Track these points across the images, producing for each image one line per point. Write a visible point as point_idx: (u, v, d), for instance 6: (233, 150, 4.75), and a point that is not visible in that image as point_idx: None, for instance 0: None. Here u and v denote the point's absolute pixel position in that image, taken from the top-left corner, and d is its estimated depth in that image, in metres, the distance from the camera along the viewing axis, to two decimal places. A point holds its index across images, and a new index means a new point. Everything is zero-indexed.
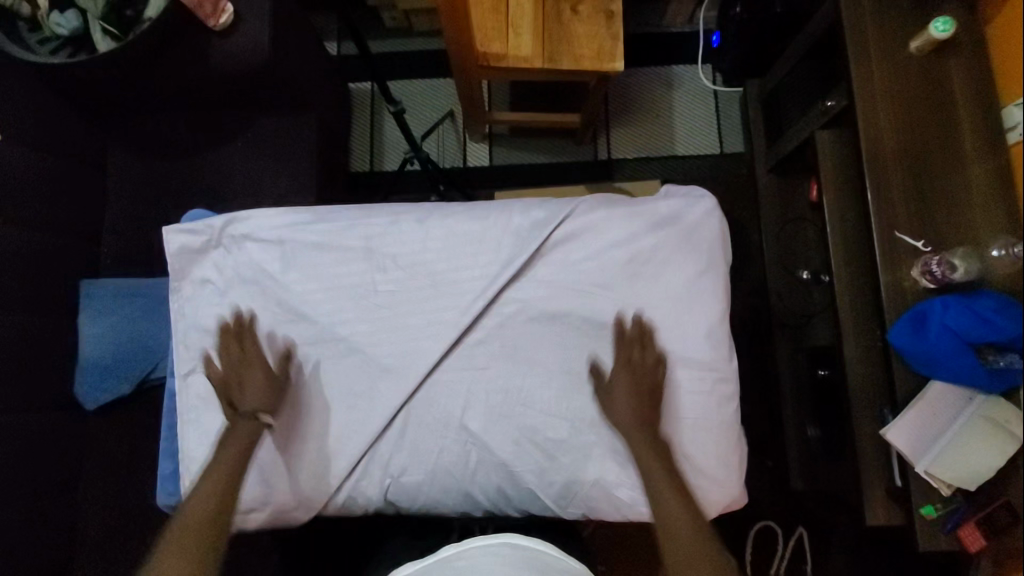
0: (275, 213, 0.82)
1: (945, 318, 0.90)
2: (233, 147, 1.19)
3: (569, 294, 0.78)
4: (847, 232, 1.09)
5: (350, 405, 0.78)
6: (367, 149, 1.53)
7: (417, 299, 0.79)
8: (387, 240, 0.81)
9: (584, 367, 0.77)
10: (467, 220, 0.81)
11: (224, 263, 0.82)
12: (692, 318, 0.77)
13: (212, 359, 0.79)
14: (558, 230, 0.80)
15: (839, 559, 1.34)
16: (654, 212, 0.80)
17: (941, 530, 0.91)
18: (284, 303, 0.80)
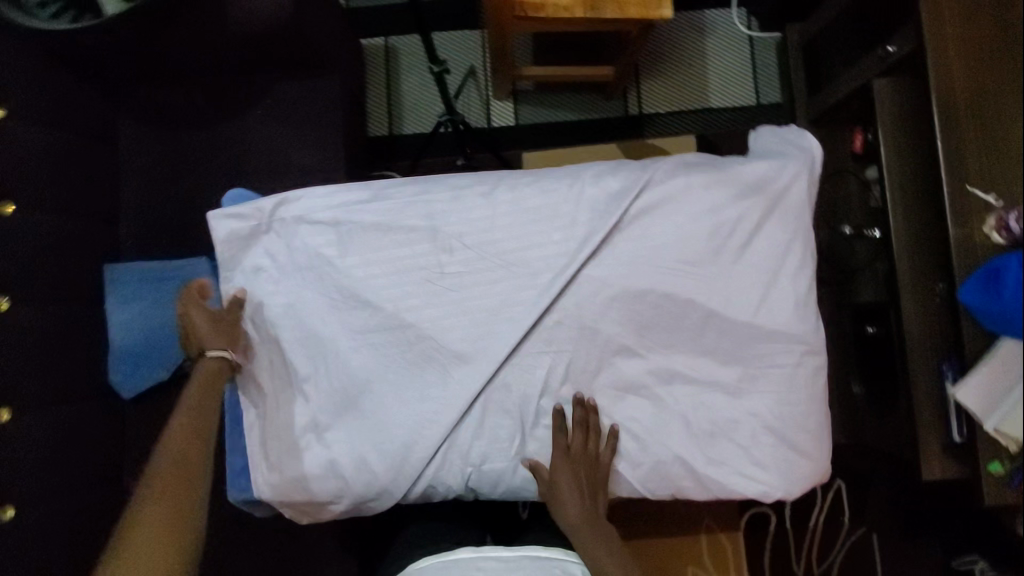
0: (332, 193, 0.78)
1: (1021, 274, 0.86)
2: (255, 115, 1.11)
3: (650, 270, 0.74)
4: (915, 185, 1.05)
5: (423, 396, 0.74)
6: (386, 110, 1.44)
7: (489, 280, 0.75)
8: (452, 219, 0.76)
9: (663, 347, 0.75)
10: (538, 194, 0.77)
11: (280, 248, 0.78)
12: (779, 291, 0.74)
13: (281, 350, 0.77)
14: (636, 201, 0.75)
15: (877, 505, 1.39)
16: (735, 180, 0.76)
17: (1007, 485, 0.91)
18: (346, 289, 0.76)
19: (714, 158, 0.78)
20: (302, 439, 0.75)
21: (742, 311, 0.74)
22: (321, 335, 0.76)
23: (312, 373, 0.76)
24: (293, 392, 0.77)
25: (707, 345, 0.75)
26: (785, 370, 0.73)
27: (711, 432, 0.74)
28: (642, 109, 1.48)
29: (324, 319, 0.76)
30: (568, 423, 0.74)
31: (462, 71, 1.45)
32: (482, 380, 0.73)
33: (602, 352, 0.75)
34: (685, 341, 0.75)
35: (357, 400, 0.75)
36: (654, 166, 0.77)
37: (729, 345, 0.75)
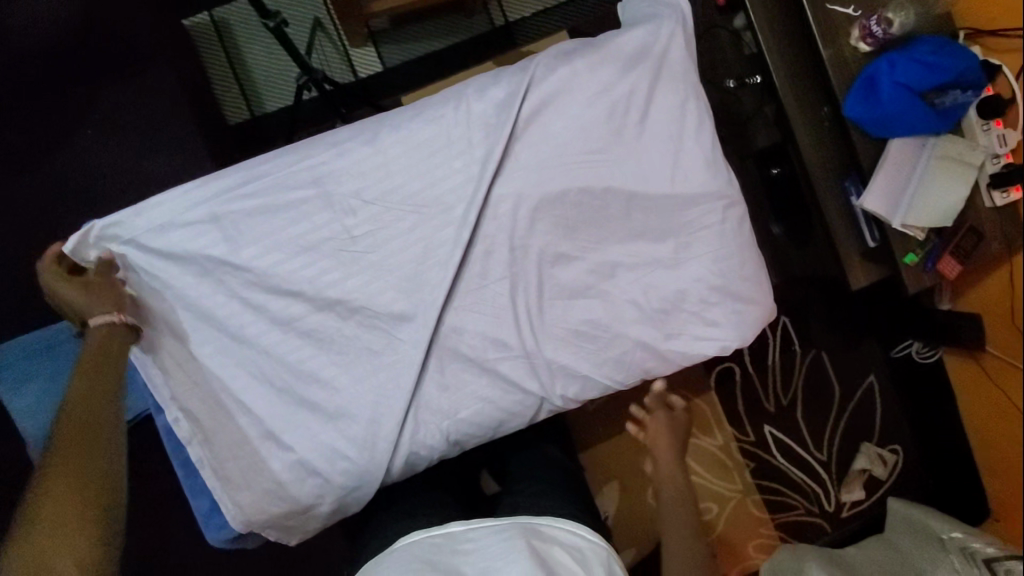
0: (195, 186, 0.69)
1: (894, 75, 0.93)
2: (87, 136, 0.97)
3: (560, 170, 0.72)
4: (780, 17, 1.06)
5: (376, 366, 0.71)
6: (239, 92, 1.31)
7: (403, 230, 0.71)
8: (343, 177, 0.70)
9: (596, 241, 0.75)
10: (425, 124, 0.71)
11: (156, 264, 0.69)
12: (686, 153, 0.75)
13: (208, 368, 0.71)
14: (527, 102, 0.72)
15: (819, 327, 1.51)
16: (617, 54, 0.74)
17: (924, 269, 0.99)
18: (255, 286, 0.70)
19: (592, 38, 0.75)
20: (264, 449, 0.71)
21: (657, 184, 0.74)
22: (248, 340, 0.70)
23: (251, 382, 0.71)
24: (236, 409, 0.71)
25: (634, 227, 0.75)
26: (711, 228, 0.75)
27: (661, 308, 0.75)
28: (507, 17, 1.41)
29: (244, 323, 0.70)
30: (527, 345, 0.73)
31: (306, 25, 1.32)
32: (431, 331, 0.72)
33: (538, 266, 0.73)
34: (613, 230, 0.75)
35: (309, 393, 0.71)
36: (535, 61, 0.74)
37: (654, 219, 0.75)
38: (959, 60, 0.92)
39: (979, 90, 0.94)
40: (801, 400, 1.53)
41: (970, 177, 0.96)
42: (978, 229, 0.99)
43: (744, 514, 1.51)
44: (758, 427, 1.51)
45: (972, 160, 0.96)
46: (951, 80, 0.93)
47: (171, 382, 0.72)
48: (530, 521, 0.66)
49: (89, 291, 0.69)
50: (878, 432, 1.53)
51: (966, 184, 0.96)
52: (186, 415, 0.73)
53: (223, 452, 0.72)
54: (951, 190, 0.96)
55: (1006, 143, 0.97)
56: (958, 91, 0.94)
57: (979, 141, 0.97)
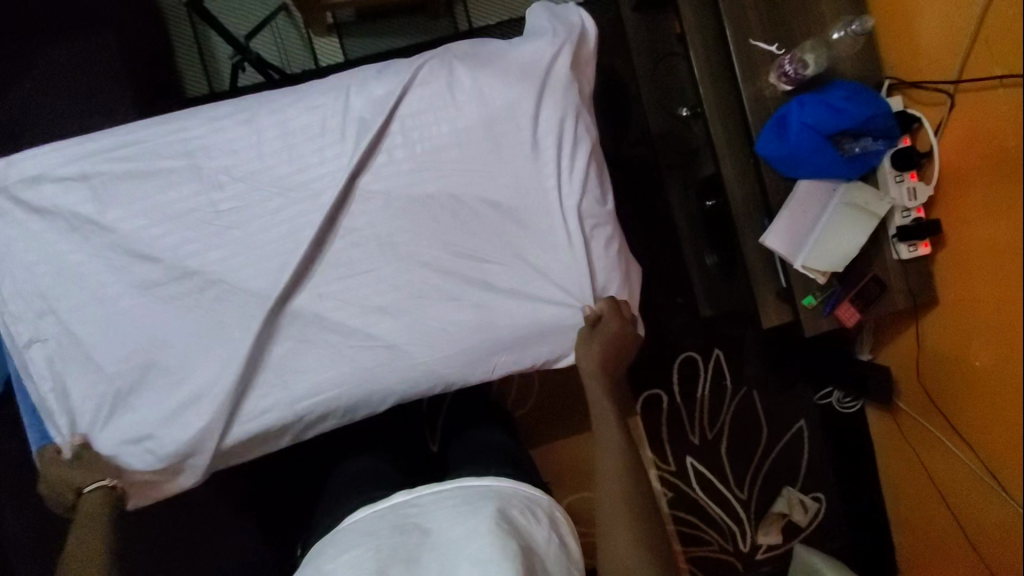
0: (73, 145, 0.73)
1: (803, 115, 0.93)
2: (20, 91, 1.01)
3: (431, 172, 0.74)
4: (710, 49, 1.06)
5: (225, 339, 0.72)
6: (198, 66, 1.34)
7: (267, 209, 0.73)
8: (214, 152, 0.73)
9: (460, 244, 0.75)
10: (304, 111, 0.74)
11: (28, 212, 0.73)
12: (559, 167, 0.75)
13: (63, 319, 0.73)
14: (404, 104, 0.74)
15: (752, 364, 1.50)
16: (501, 64, 0.75)
17: (822, 313, 0.99)
18: (118, 246, 0.72)
19: (481, 47, 0.77)
20: (105, 408, 0.73)
21: (523, 195, 0.75)
22: (103, 297, 0.73)
23: (101, 339, 0.73)
24: (85, 363, 0.73)
25: (499, 235, 0.75)
26: (572, 244, 0.75)
27: (515, 316, 0.75)
28: (472, 23, 1.43)
29: (104, 283, 0.73)
30: (375, 335, 0.74)
31: (270, 9, 1.35)
32: (280, 311, 0.73)
33: (398, 261, 0.74)
34: (475, 234, 0.75)
35: (156, 355, 0.72)
36: (420, 62, 0.75)
37: (518, 228, 0.75)
38: (868, 107, 0.92)
39: (892, 141, 0.95)
40: (727, 436, 1.51)
41: (872, 226, 0.95)
42: (881, 279, 0.99)
43: None
44: (681, 459, 1.50)
45: (877, 210, 0.95)
46: (859, 127, 0.93)
47: (27, 330, 0.74)
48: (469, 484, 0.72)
49: (81, 465, 0.72)
50: (801, 476, 1.51)
51: (866, 232, 0.95)
52: (32, 368, 0.74)
53: (62, 408, 0.73)
54: (851, 237, 0.95)
55: (916, 198, 0.96)
56: (868, 139, 0.94)
57: (889, 192, 0.96)
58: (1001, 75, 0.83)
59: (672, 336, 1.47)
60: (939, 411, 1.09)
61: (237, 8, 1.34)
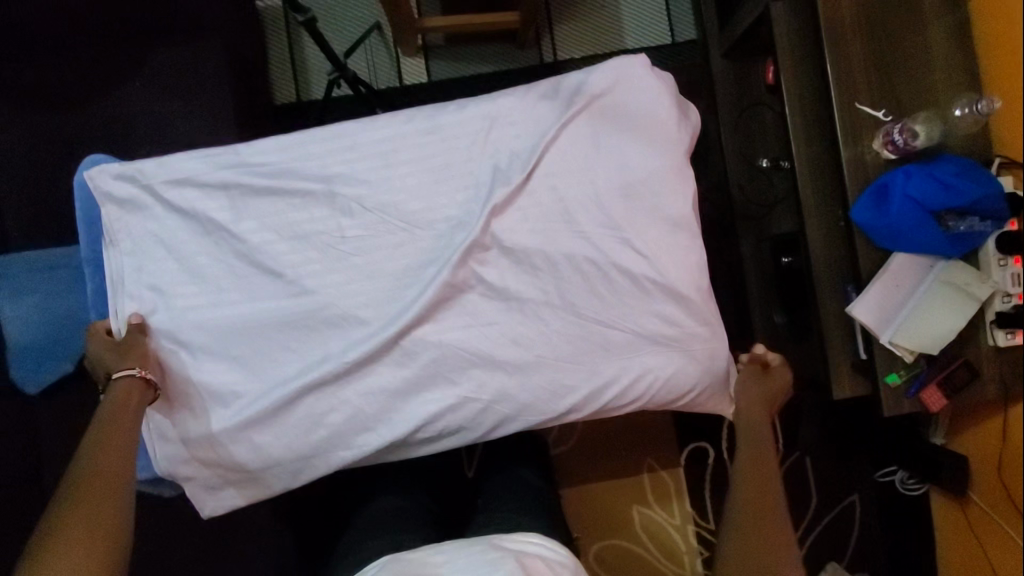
0: (218, 154, 0.77)
1: (908, 187, 0.90)
2: (131, 88, 1.06)
3: (561, 229, 0.72)
4: (809, 113, 1.05)
5: (333, 370, 0.72)
6: (290, 75, 1.39)
7: (389, 242, 0.74)
8: (348, 177, 0.75)
9: (577, 303, 0.73)
10: (436, 145, 0.74)
11: (167, 209, 0.77)
12: (687, 244, 0.73)
13: (181, 318, 0.76)
14: (545, 156, 0.73)
15: (810, 428, 1.44)
16: (651, 131, 0.73)
17: (905, 394, 0.94)
18: (243, 255, 0.76)
19: (628, 105, 0.73)
20: (207, 411, 0.75)
21: (649, 265, 0.72)
22: (222, 302, 0.76)
23: (215, 344, 0.76)
24: (192, 363, 0.76)
25: (617, 299, 0.73)
26: (687, 326, 0.73)
27: (600, 367, 0.73)
28: (557, 56, 1.44)
29: (221, 287, 0.76)
30: (460, 370, 0.73)
31: (366, 27, 1.39)
32: (382, 344, 0.72)
33: (488, 297, 0.73)
34: (587, 293, 0.72)
35: (263, 369, 0.75)
36: (570, 115, 0.72)
37: (638, 296, 0.72)
38: (983, 186, 0.88)
39: (1002, 224, 0.90)
40: None
41: (973, 309, 0.90)
42: (973, 365, 0.93)
43: None
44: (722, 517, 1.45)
45: (977, 292, 0.90)
46: (969, 206, 0.89)
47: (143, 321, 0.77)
48: (496, 537, 0.72)
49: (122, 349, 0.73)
50: (849, 555, 1.43)
51: (964, 315, 0.90)
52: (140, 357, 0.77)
53: (164, 399, 0.76)
54: (949, 318, 0.91)
55: (1020, 284, 0.90)
56: (975, 219, 0.90)
57: (991, 276, 0.91)
58: None
59: None
60: (1019, 512, 1.01)
61: (336, 23, 1.38)
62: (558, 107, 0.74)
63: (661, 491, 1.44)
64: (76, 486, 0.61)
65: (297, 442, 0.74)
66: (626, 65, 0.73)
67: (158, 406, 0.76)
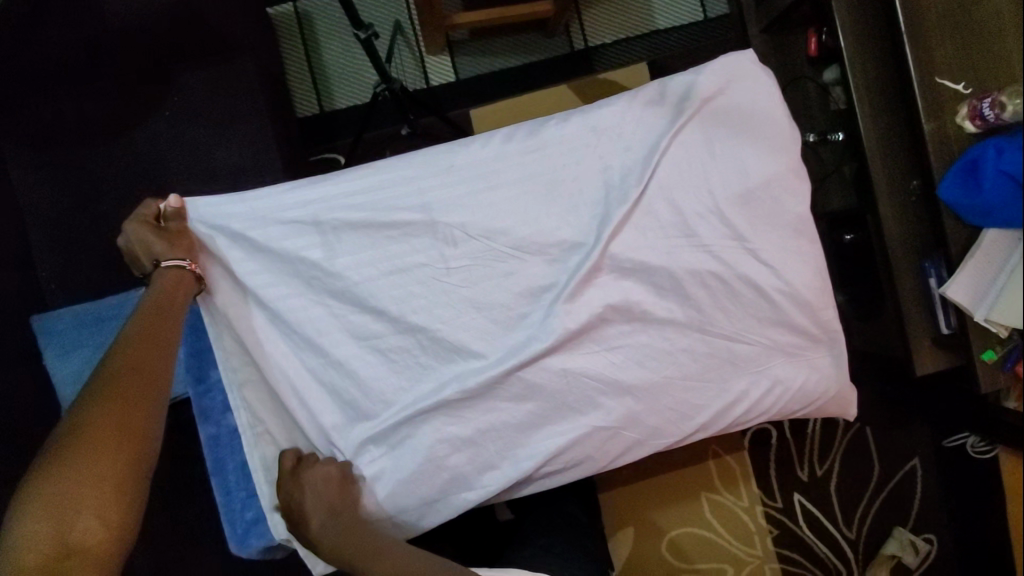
0: (303, 188, 0.72)
1: (1001, 163, 0.84)
2: (161, 117, 0.99)
3: (678, 244, 0.69)
4: (875, 87, 1.02)
5: (453, 413, 0.68)
6: (311, 85, 1.31)
7: (499, 271, 0.70)
8: (448, 204, 0.70)
9: (701, 319, 0.70)
10: (540, 163, 0.70)
11: (248, 255, 0.72)
12: (806, 248, 0.70)
13: (289, 369, 0.72)
14: (658, 168, 0.68)
15: (867, 398, 1.45)
16: (768, 133, 0.69)
17: (1001, 368, 0.94)
18: (341, 294, 0.71)
19: (740, 107, 0.69)
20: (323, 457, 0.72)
21: (774, 274, 0.69)
22: (323, 345, 0.71)
23: (320, 389, 0.72)
24: (301, 411, 0.72)
25: (739, 314, 0.70)
26: (814, 333, 0.71)
27: (729, 382, 0.70)
28: (587, 42, 1.38)
29: (320, 332, 0.71)
30: (588, 399, 0.69)
31: (387, 27, 1.31)
32: (503, 380, 0.68)
33: (607, 320, 0.69)
34: (714, 307, 0.70)
35: (375, 411, 0.71)
36: (684, 121, 0.68)
37: (764, 307, 0.70)
38: None
39: None
40: (837, 472, 1.47)
41: None
42: None
43: None
44: (788, 494, 1.46)
45: None
46: None
47: (245, 370, 0.74)
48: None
49: (164, 234, 0.72)
50: (913, 517, 1.46)
51: None
52: (248, 405, 0.74)
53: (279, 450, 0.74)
54: None
55: None
56: None
57: None
58: None
59: None
60: None
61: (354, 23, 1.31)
62: (666, 114, 0.70)
63: (729, 476, 1.44)
64: (105, 385, 0.62)
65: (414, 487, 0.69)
66: (736, 64, 0.69)
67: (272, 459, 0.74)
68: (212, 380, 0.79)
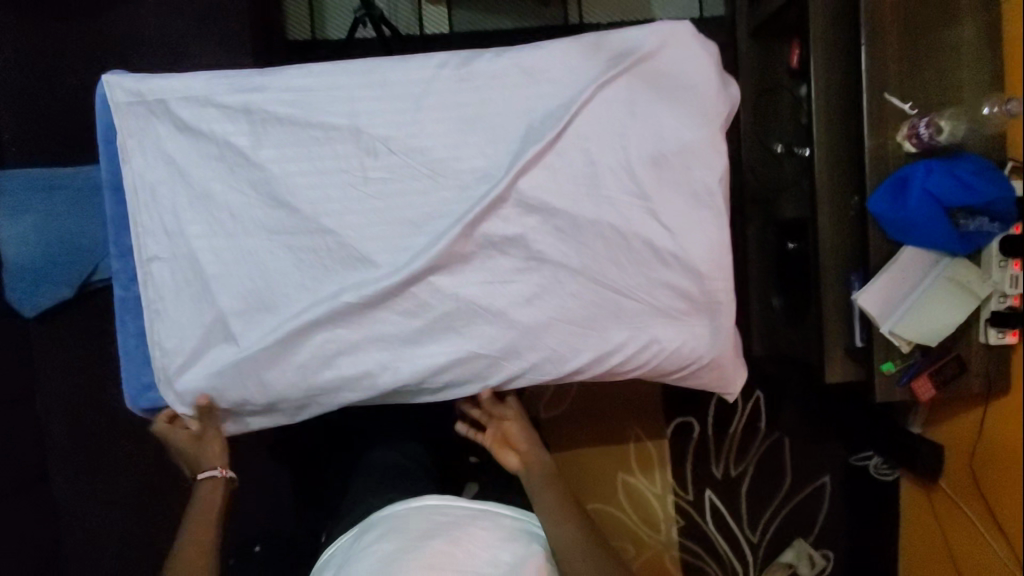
0: (244, 78, 0.75)
1: (928, 182, 0.91)
2: (146, 4, 1.01)
3: (583, 193, 0.72)
4: (831, 97, 1.05)
5: (343, 315, 0.71)
6: (305, 6, 1.32)
7: (413, 188, 0.73)
8: (376, 117, 0.73)
9: (596, 267, 0.73)
10: (470, 93, 0.73)
11: (178, 131, 0.74)
12: (707, 220, 0.74)
13: (199, 247, 0.74)
14: (578, 117, 0.72)
15: (792, 411, 1.49)
16: (690, 104, 0.73)
17: (897, 382, 0.98)
18: (261, 184, 0.73)
19: (670, 75, 0.73)
20: (214, 339, 0.74)
21: (669, 238, 0.73)
22: (234, 230, 0.74)
23: (220, 271, 0.73)
24: (201, 290, 0.74)
25: (634, 272, 0.74)
26: (697, 302, 0.75)
27: (610, 332, 0.74)
28: (582, 18, 1.41)
29: (235, 217, 0.74)
30: (474, 322, 0.73)
31: None
32: (397, 290, 0.71)
33: (504, 252, 0.73)
34: (608, 259, 0.73)
35: (274, 302, 0.73)
36: (612, 76, 0.72)
37: (657, 267, 0.74)
38: (999, 189, 0.89)
39: (1008, 226, 0.92)
40: (751, 475, 1.51)
41: (971, 307, 0.94)
42: (962, 358, 0.98)
43: (659, 569, 1.48)
44: (700, 489, 1.50)
45: (978, 291, 0.93)
46: (983, 205, 0.90)
47: (156, 243, 0.74)
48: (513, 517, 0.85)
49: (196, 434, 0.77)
50: (815, 532, 1.51)
51: (964, 312, 0.94)
52: (148, 279, 0.75)
53: (169, 328, 0.74)
54: (947, 313, 0.94)
55: (1018, 285, 0.93)
56: (985, 218, 0.92)
57: (991, 276, 0.94)
58: None
59: None
60: (986, 502, 1.09)
61: None
62: (599, 67, 0.73)
63: (645, 459, 1.49)
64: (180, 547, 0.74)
65: (295, 379, 0.72)
66: (670, 34, 0.73)
67: (159, 337, 0.74)
68: (125, 247, 0.78)
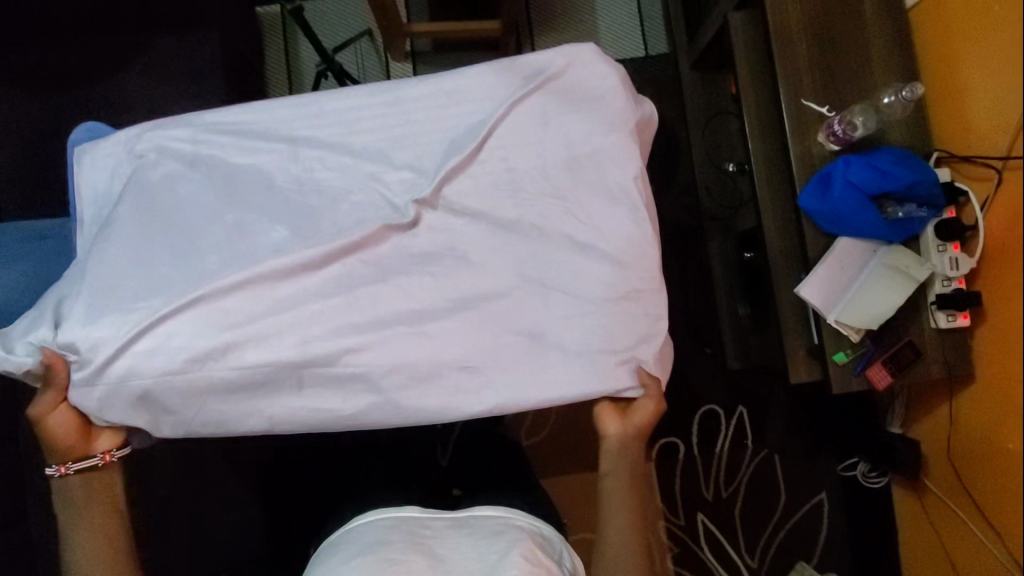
0: (192, 119, 0.85)
1: (848, 174, 0.96)
2: (130, 74, 1.14)
3: (505, 194, 0.80)
4: (762, 110, 1.10)
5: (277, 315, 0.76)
6: (284, 76, 1.47)
7: (344, 199, 0.80)
8: (313, 142, 0.82)
9: (524, 261, 0.79)
10: (397, 116, 0.82)
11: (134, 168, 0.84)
12: (623, 212, 0.80)
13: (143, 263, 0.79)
14: (495, 129, 0.80)
15: (777, 427, 1.46)
16: (600, 111, 0.82)
17: (852, 372, 0.99)
18: (209, 206, 0.82)
19: (575, 87, 0.82)
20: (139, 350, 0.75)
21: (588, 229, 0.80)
22: (163, 229, 0.80)
23: (139, 258, 0.78)
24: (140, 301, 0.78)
25: (560, 266, 0.79)
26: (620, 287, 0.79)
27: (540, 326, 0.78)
28: None
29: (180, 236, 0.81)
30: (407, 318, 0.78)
31: (357, 33, 1.48)
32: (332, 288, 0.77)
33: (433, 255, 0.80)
34: (532, 256, 0.80)
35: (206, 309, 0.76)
36: (521, 93, 0.80)
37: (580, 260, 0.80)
38: (917, 174, 0.94)
39: (937, 211, 0.97)
40: (743, 497, 1.46)
41: (911, 290, 0.96)
42: (917, 344, 0.98)
43: None
44: (691, 513, 1.45)
45: (916, 274, 0.96)
46: (904, 191, 0.95)
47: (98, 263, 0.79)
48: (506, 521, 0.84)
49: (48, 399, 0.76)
50: (817, 554, 1.44)
51: (904, 295, 0.95)
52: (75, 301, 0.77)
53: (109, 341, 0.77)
54: (887, 297, 0.96)
55: (958, 267, 0.95)
56: (911, 205, 0.97)
57: (930, 259, 0.97)
58: (1005, 155, 0.92)
59: (697, 388, 1.46)
60: (971, 495, 1.06)
61: (330, 27, 1.48)
62: (508, 84, 0.82)
63: None
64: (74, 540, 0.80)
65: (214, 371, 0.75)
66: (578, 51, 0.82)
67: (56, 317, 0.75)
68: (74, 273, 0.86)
